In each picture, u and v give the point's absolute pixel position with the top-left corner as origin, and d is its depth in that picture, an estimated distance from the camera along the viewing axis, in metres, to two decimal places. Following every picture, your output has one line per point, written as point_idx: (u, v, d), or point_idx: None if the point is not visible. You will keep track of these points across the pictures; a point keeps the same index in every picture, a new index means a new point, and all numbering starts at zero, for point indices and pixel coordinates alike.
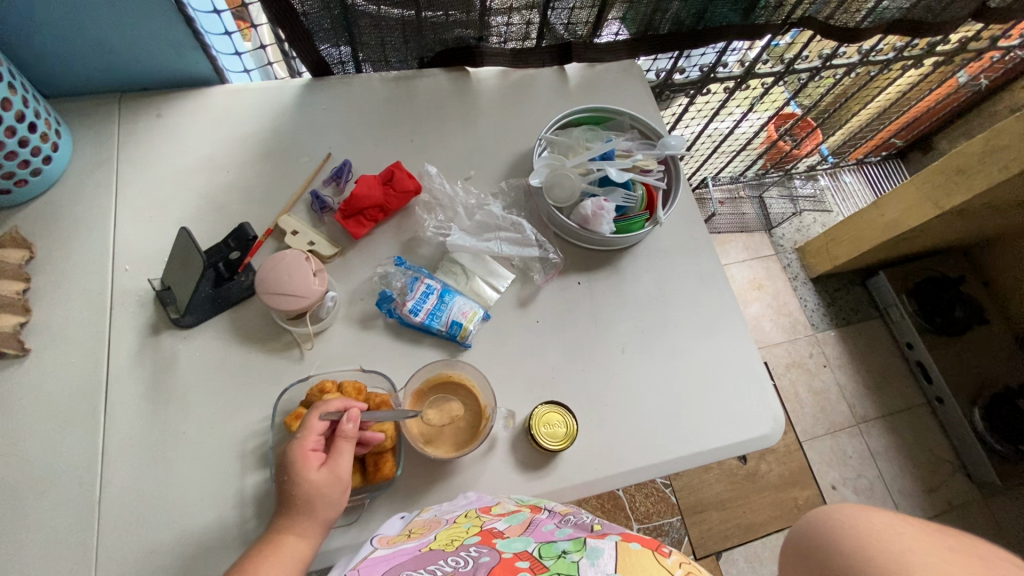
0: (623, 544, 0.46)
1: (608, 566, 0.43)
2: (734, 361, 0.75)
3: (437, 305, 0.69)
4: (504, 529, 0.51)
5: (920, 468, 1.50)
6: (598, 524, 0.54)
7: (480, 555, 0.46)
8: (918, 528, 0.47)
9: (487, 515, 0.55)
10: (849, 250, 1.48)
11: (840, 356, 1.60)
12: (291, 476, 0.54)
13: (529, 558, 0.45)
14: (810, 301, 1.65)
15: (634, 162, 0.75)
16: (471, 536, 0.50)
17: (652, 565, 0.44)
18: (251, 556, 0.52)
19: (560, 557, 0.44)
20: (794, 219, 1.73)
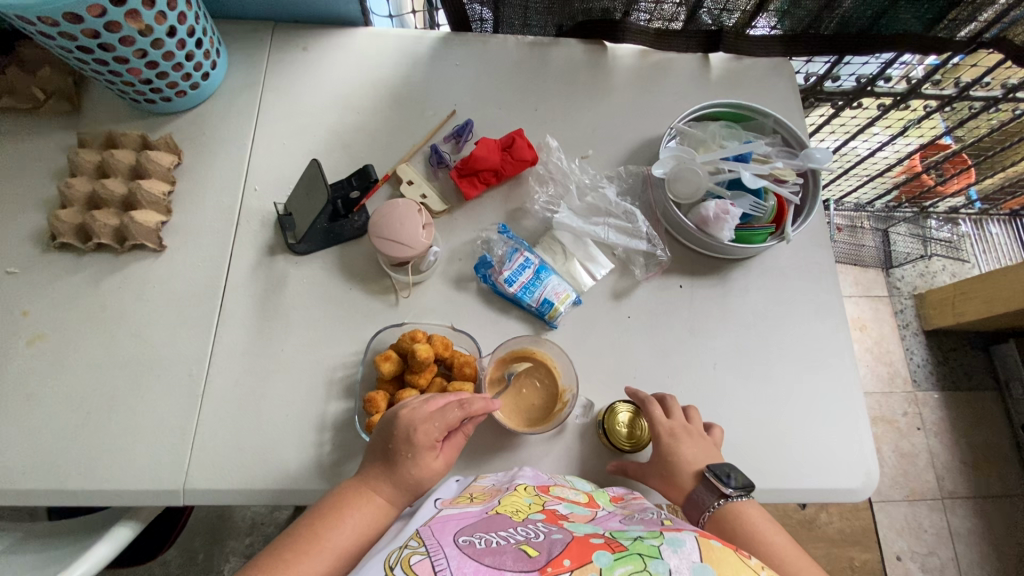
0: (703, 539, 0.44)
1: (693, 555, 0.41)
2: (836, 403, 0.68)
3: (532, 280, 0.68)
4: (567, 514, 0.51)
5: (1006, 563, 1.34)
6: (667, 518, 0.52)
7: (552, 532, 0.45)
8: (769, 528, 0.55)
9: (546, 493, 0.55)
10: (978, 308, 1.31)
11: (938, 421, 1.44)
12: (412, 459, 0.55)
13: (603, 537, 0.45)
14: (917, 354, 1.49)
15: (770, 169, 0.70)
16: (535, 512, 0.50)
17: (737, 561, 0.42)
18: (349, 515, 0.53)
19: (637, 540, 0.44)
20: (920, 262, 1.55)
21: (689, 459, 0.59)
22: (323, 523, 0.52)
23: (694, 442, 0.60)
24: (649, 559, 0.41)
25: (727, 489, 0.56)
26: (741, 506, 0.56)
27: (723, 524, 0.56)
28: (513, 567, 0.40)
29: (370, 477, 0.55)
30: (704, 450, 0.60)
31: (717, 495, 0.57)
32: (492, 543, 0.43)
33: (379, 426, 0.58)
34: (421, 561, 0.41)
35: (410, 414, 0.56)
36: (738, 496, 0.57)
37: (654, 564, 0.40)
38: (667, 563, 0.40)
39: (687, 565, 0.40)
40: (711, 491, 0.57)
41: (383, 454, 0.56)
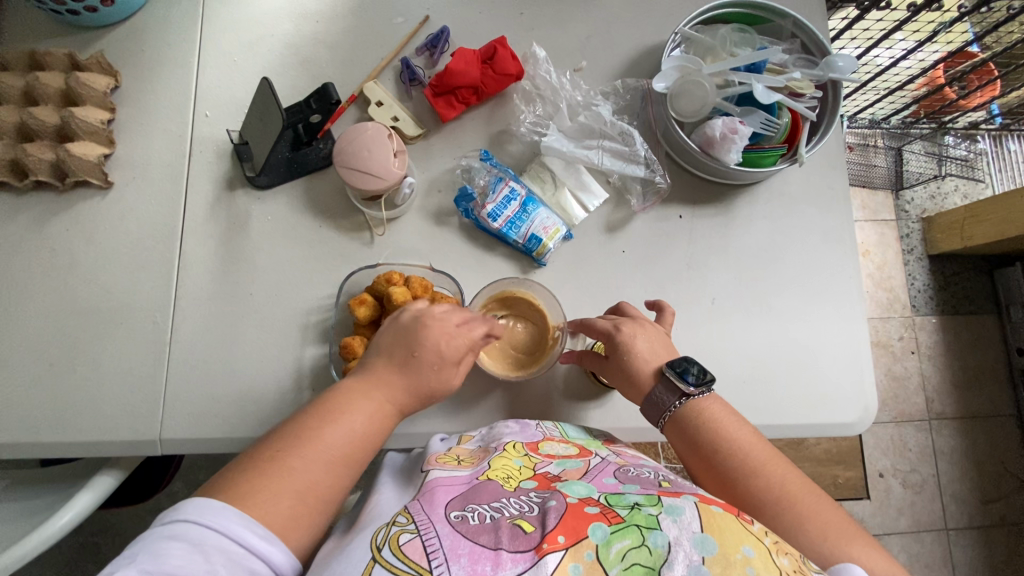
0: (703, 505, 0.43)
1: (693, 525, 0.41)
2: (839, 336, 0.65)
3: (518, 214, 0.62)
4: (559, 474, 0.50)
5: (983, 478, 1.40)
6: (664, 479, 0.50)
7: (546, 501, 0.45)
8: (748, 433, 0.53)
9: (535, 454, 0.53)
10: (987, 232, 1.26)
11: (933, 346, 1.43)
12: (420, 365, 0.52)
13: (598, 505, 0.44)
14: (919, 279, 1.45)
15: (786, 81, 0.61)
16: (527, 480, 0.49)
17: (739, 527, 0.41)
18: (344, 422, 0.49)
19: (635, 509, 0.43)
20: (932, 183, 1.47)
21: (645, 357, 0.57)
22: (308, 429, 0.48)
23: (646, 339, 0.57)
24: (647, 531, 0.40)
25: (687, 387, 0.54)
26: (704, 403, 0.55)
27: (686, 420, 0.54)
28: (509, 545, 0.40)
29: (373, 377, 0.52)
30: (656, 347, 0.58)
31: (676, 391, 0.55)
32: (485, 520, 0.43)
33: (391, 328, 0.54)
34: (410, 542, 0.41)
35: (437, 326, 0.53)
36: (699, 391, 0.55)
37: (653, 536, 0.40)
38: (666, 535, 0.40)
39: (686, 536, 0.40)
40: (669, 389, 0.55)
41: (401, 359, 0.52)
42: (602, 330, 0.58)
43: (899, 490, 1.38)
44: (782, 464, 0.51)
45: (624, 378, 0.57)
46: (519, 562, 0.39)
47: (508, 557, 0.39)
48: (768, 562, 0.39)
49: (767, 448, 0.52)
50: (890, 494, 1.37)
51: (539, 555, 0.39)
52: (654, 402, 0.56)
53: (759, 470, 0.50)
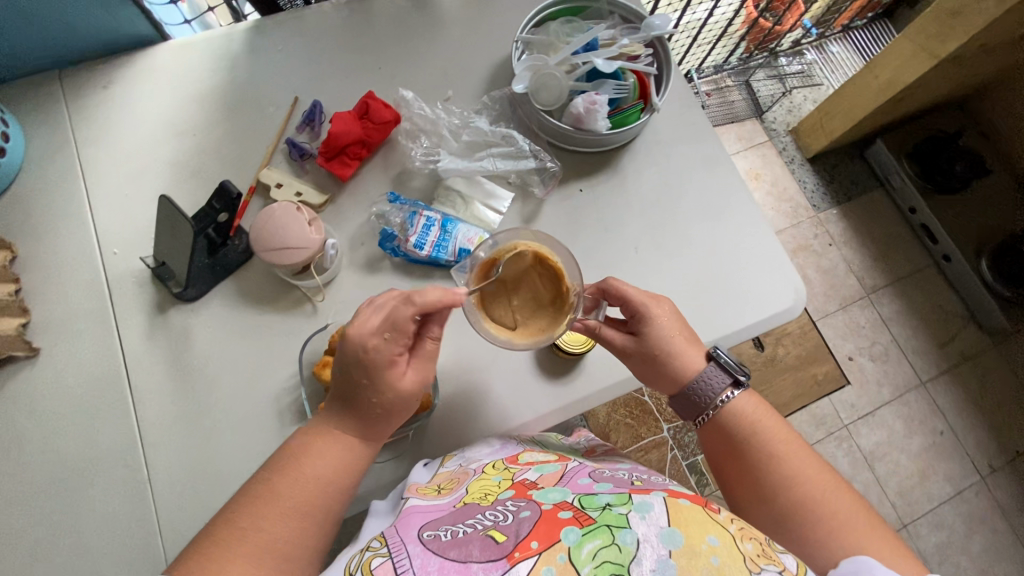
0: (671, 500, 0.47)
1: (661, 520, 0.44)
2: (750, 239, 0.73)
3: (441, 236, 0.67)
4: (536, 481, 0.54)
5: (932, 327, 1.54)
6: (638, 479, 0.57)
7: (520, 510, 0.48)
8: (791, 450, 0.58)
9: (515, 466, 0.57)
10: (844, 121, 1.45)
11: (844, 232, 1.60)
12: (386, 380, 0.53)
13: (572, 509, 0.47)
14: (809, 181, 1.63)
15: (620, 49, 0.70)
16: (505, 490, 0.52)
17: (706, 519, 0.45)
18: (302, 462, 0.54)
19: (606, 510, 0.46)
20: (784, 99, 1.67)
21: (669, 326, 0.62)
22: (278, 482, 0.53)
23: (671, 317, 0.63)
24: (617, 531, 0.43)
25: (739, 375, 0.61)
26: (740, 402, 0.61)
27: (734, 428, 0.60)
28: (479, 556, 0.42)
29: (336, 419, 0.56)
30: (686, 331, 0.63)
31: (710, 375, 0.60)
32: (457, 534, 0.46)
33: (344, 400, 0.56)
34: (380, 564, 0.43)
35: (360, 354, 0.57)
36: (735, 384, 0.61)
37: (622, 535, 0.43)
38: (635, 532, 0.43)
39: (654, 532, 0.43)
40: (716, 374, 0.61)
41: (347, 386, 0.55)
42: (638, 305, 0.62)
43: (871, 366, 1.50)
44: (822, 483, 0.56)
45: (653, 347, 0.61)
46: (490, 569, 0.41)
47: (478, 567, 0.41)
48: (733, 550, 0.43)
49: (825, 472, 0.56)
50: (865, 373, 1.49)
51: (511, 563, 0.41)
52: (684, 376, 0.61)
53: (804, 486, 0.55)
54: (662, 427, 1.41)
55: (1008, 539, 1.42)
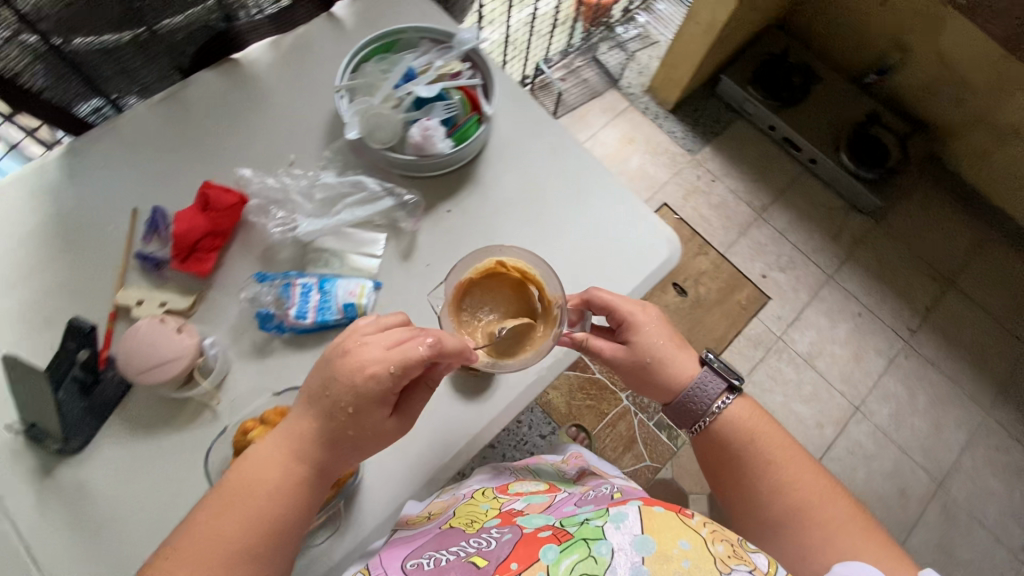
0: (647, 508, 0.53)
1: (635, 527, 0.50)
2: (616, 205, 0.77)
3: (322, 298, 0.66)
4: (521, 509, 0.62)
5: (822, 224, 1.69)
6: (619, 489, 0.65)
7: (504, 535, 0.56)
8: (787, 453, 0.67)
9: (504, 495, 0.68)
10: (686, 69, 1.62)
11: (722, 166, 1.74)
12: (363, 416, 0.55)
13: (552, 529, 0.55)
14: (677, 130, 1.77)
15: (437, 73, 0.73)
16: (491, 519, 0.61)
17: (678, 524, 0.51)
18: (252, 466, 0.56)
19: (584, 524, 0.53)
20: (631, 64, 1.83)
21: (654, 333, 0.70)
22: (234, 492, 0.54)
23: (659, 326, 0.71)
24: (592, 542, 0.50)
25: (734, 380, 0.70)
26: (735, 406, 0.70)
27: (730, 432, 0.69)
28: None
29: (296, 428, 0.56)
30: (675, 338, 0.71)
31: (703, 377, 0.69)
32: (439, 562, 0.54)
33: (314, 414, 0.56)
34: None
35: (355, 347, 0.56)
36: (730, 389, 0.70)
37: (598, 546, 0.49)
38: (609, 542, 0.49)
39: (629, 539, 0.49)
40: (714, 380, 0.69)
41: (324, 398, 0.56)
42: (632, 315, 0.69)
43: (784, 277, 1.62)
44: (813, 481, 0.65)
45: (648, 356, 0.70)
46: None
47: None
48: (705, 551, 0.49)
49: (819, 476, 0.65)
50: (781, 286, 1.61)
51: None
52: (674, 374, 0.70)
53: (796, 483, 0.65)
54: (621, 397, 1.45)
55: (943, 387, 1.57)
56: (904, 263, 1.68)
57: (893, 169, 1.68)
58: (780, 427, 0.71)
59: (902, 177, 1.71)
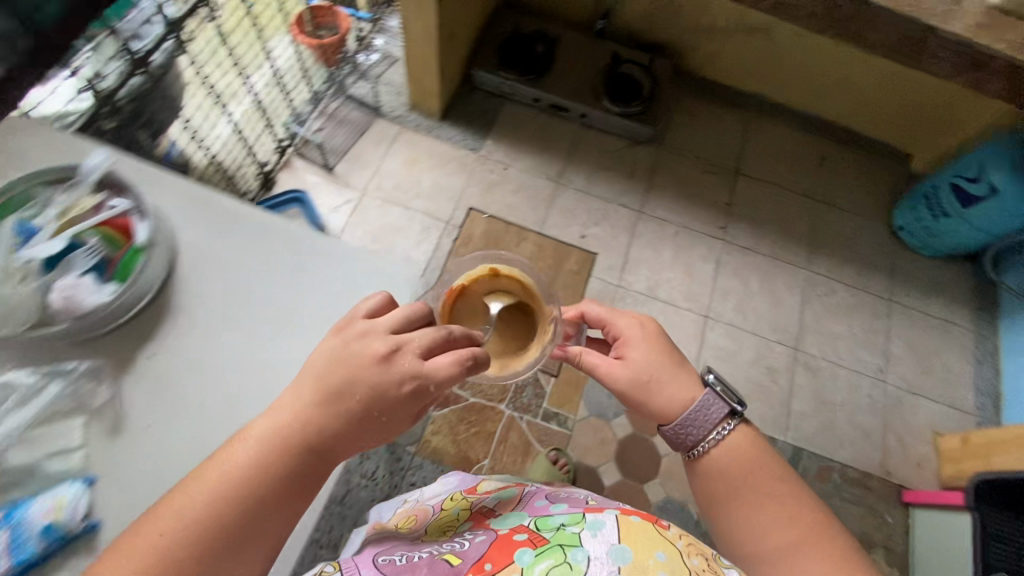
0: (624, 519, 0.65)
1: (611, 538, 0.61)
2: (343, 271, 0.71)
3: (12, 533, 0.56)
4: (493, 509, 0.79)
5: (616, 167, 1.79)
6: (590, 498, 0.78)
7: (479, 537, 0.70)
8: (780, 491, 0.80)
9: (471, 494, 0.88)
10: (431, 76, 1.63)
11: (508, 152, 1.79)
12: (389, 411, 0.64)
13: (528, 533, 0.66)
14: (454, 135, 1.79)
15: (66, 221, 0.64)
16: (465, 523, 0.78)
17: (653, 537, 0.62)
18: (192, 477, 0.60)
19: (561, 530, 0.64)
20: (387, 87, 1.81)
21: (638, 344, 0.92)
22: (186, 490, 0.59)
23: (654, 344, 0.92)
24: (568, 548, 0.60)
25: (736, 406, 0.84)
26: (733, 435, 0.84)
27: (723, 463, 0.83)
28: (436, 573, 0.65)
29: (297, 412, 0.62)
30: (671, 357, 0.91)
31: (705, 399, 0.85)
32: (410, 561, 0.69)
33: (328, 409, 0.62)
34: None
35: (364, 342, 0.64)
36: (732, 413, 0.84)
37: (572, 553, 0.59)
38: (584, 551, 0.59)
39: (603, 549, 0.59)
40: (716, 408, 0.85)
41: (335, 399, 0.63)
42: (629, 326, 0.93)
43: (600, 230, 1.72)
44: (805, 522, 0.77)
45: (647, 366, 0.90)
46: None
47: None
48: (677, 558, 0.60)
49: (810, 516, 0.77)
50: (601, 239, 1.70)
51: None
52: (674, 381, 0.89)
53: (791, 519, 0.77)
54: (502, 409, 1.43)
55: (766, 262, 1.71)
56: (694, 171, 1.81)
57: (652, 97, 1.79)
58: (775, 462, 0.83)
59: (661, 100, 1.83)
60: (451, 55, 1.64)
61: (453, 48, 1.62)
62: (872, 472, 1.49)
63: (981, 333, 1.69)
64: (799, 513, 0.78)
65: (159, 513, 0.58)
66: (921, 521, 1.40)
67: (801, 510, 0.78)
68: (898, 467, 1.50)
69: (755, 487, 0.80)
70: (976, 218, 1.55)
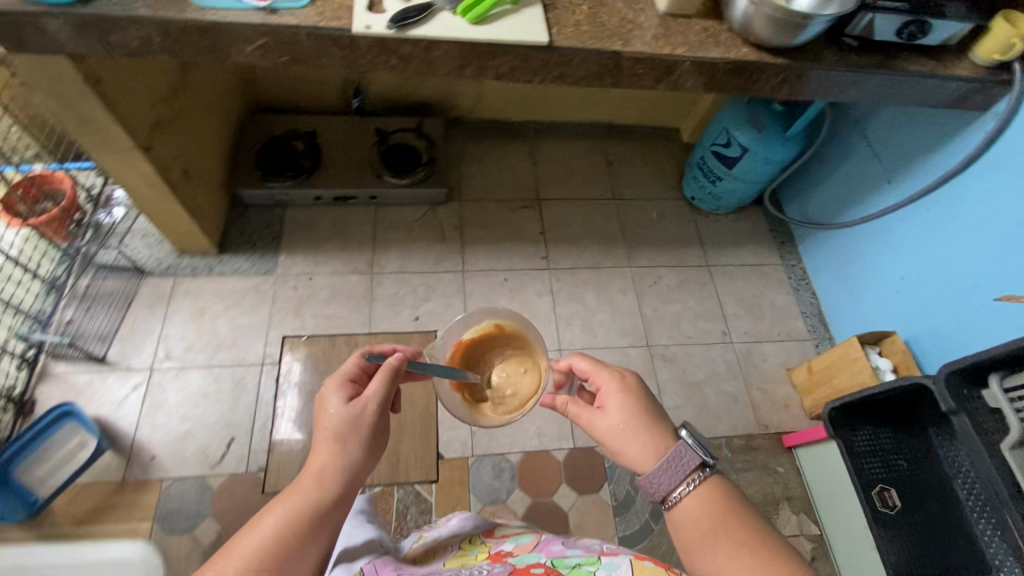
0: (637, 563, 0.71)
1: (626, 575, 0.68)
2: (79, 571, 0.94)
3: None
4: (510, 549, 0.81)
5: (425, 235, 1.73)
6: (603, 545, 0.80)
7: (497, 568, 0.74)
8: (745, 541, 0.71)
9: (491, 536, 0.89)
10: (181, 218, 1.43)
11: (307, 261, 1.63)
12: (374, 432, 0.75)
13: (545, 567, 0.72)
14: (241, 264, 1.60)
15: None
16: (481, 557, 0.80)
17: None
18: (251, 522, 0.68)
19: (575, 568, 0.71)
20: (145, 240, 1.58)
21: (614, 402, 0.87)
22: (235, 544, 0.66)
23: (630, 403, 0.85)
24: None
25: (710, 458, 0.77)
26: (700, 487, 0.76)
27: (685, 508, 0.76)
28: None
29: (321, 446, 0.73)
30: (651, 410, 0.86)
31: (675, 450, 0.78)
32: None
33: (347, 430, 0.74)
34: None
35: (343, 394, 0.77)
36: (701, 465, 0.76)
37: None
38: None
39: None
40: (688, 456, 0.77)
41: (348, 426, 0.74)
42: (607, 384, 0.88)
43: (432, 305, 1.62)
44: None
45: (619, 422, 0.84)
46: None
47: None
48: None
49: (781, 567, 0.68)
50: (436, 313, 1.61)
51: None
52: (642, 433, 0.83)
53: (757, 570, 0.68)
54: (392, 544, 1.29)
55: (594, 274, 1.75)
56: (501, 212, 1.81)
57: (433, 157, 1.77)
58: (748, 512, 0.75)
59: (445, 156, 1.82)
60: (199, 188, 1.47)
61: (197, 181, 1.45)
62: (752, 432, 1.56)
63: (788, 262, 1.87)
64: (765, 561, 0.69)
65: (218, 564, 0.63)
66: (806, 458, 1.49)
67: (768, 556, 0.69)
68: (770, 416, 1.59)
69: (717, 536, 0.72)
70: (744, 173, 1.70)
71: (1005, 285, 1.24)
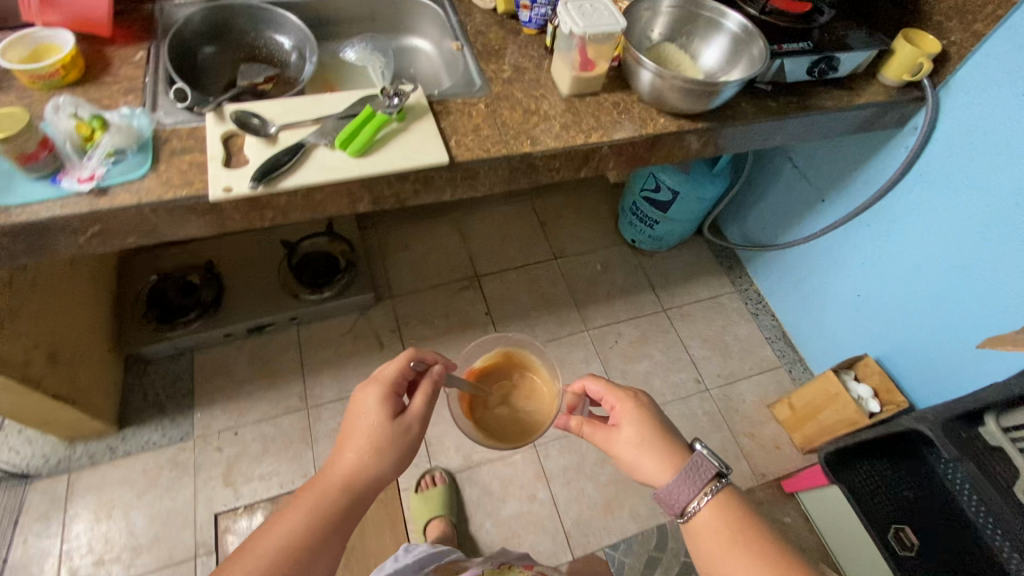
0: None
1: None
2: None
3: None
4: None
5: (361, 348, 1.55)
6: None
7: None
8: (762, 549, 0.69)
9: None
10: (58, 411, 1.19)
11: (229, 412, 1.41)
12: (406, 440, 0.72)
13: None
14: (149, 437, 1.36)
15: None
16: None
17: None
18: (279, 509, 0.67)
19: None
20: (20, 440, 1.31)
21: (629, 418, 0.81)
22: (264, 529, 0.65)
23: (644, 418, 0.81)
24: None
25: (724, 470, 0.74)
26: (716, 500, 0.74)
27: (699, 520, 0.74)
28: None
29: (359, 420, 0.72)
30: (663, 430, 0.80)
31: (692, 462, 0.75)
32: None
33: (389, 434, 0.71)
34: None
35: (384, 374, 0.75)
36: (717, 474, 0.74)
37: None
38: None
39: None
40: (703, 467, 0.74)
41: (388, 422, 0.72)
42: (622, 403, 0.82)
43: None
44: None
45: (634, 438, 0.79)
46: None
47: None
48: None
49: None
50: None
51: None
52: (662, 446, 0.78)
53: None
54: None
55: (552, 347, 1.62)
56: (440, 300, 1.66)
57: (352, 258, 1.60)
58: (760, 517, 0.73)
59: (365, 253, 1.66)
60: (76, 368, 1.23)
61: (72, 361, 1.21)
62: (751, 485, 1.47)
63: (740, 286, 1.81)
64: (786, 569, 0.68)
65: (251, 546, 0.63)
66: (813, 504, 1.41)
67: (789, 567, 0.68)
68: (764, 461, 1.51)
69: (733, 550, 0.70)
70: (679, 215, 1.64)
71: (964, 296, 1.19)
